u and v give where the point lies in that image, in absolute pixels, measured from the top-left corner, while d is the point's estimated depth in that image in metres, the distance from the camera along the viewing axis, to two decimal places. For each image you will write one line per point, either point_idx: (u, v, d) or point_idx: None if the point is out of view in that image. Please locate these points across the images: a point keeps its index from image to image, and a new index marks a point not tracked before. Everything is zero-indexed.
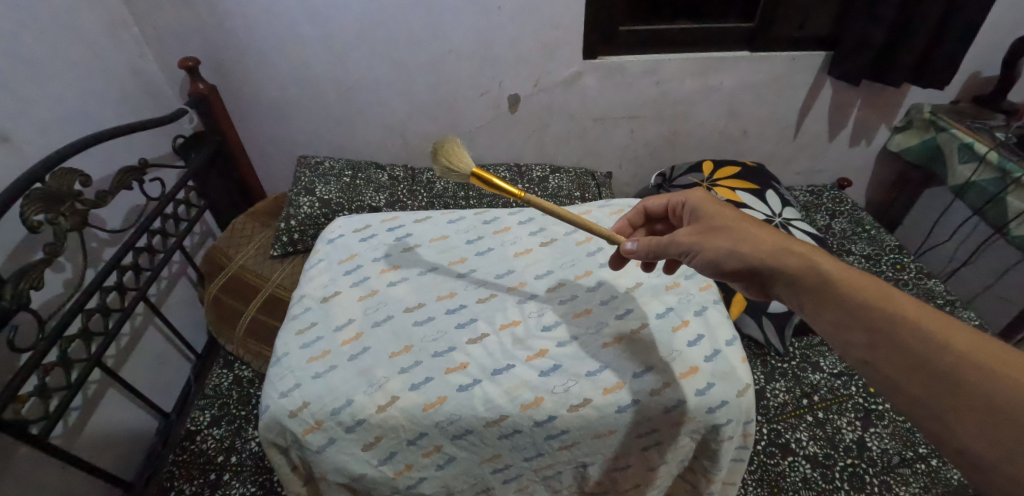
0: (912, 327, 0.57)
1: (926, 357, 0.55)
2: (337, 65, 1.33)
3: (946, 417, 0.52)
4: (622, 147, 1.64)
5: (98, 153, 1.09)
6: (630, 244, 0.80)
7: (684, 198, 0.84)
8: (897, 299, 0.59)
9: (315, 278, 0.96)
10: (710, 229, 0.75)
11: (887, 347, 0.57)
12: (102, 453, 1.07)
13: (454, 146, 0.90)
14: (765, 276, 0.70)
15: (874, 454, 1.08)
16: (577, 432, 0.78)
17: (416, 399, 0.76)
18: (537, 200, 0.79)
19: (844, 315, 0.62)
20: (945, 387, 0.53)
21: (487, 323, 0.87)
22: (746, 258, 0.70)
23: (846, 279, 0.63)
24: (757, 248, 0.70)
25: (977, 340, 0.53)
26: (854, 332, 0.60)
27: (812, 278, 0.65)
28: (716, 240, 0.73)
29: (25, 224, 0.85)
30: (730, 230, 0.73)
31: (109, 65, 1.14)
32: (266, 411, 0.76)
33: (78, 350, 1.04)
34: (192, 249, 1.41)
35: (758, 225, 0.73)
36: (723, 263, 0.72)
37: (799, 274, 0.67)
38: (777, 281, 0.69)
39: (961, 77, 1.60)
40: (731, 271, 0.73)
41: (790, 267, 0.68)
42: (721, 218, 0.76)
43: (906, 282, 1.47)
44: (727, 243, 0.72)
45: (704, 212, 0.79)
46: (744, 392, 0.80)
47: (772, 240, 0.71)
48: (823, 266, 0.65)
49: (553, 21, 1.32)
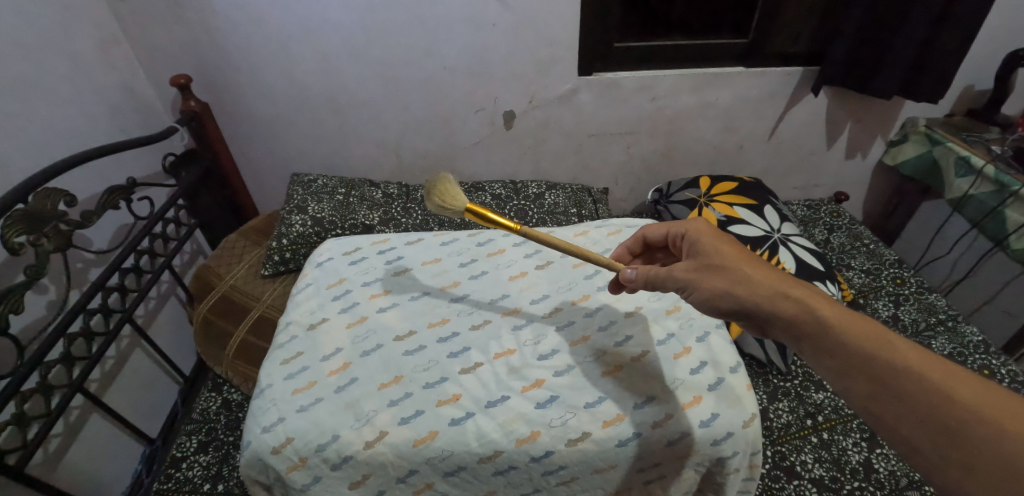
0: (915, 377, 0.55)
1: (929, 409, 0.53)
2: (330, 82, 1.32)
3: (949, 471, 0.51)
4: (619, 162, 1.63)
5: (85, 173, 1.06)
6: (629, 271, 0.78)
7: (685, 228, 0.80)
8: (900, 347, 0.57)
9: (302, 304, 0.93)
10: (707, 266, 0.72)
11: (890, 396, 0.55)
12: (84, 483, 1.03)
13: (448, 183, 0.88)
14: (763, 319, 0.67)
15: (881, 476, 1.05)
16: (577, 467, 0.74)
17: (406, 434, 0.73)
18: (535, 232, 0.77)
19: (844, 361, 0.59)
20: (951, 441, 0.51)
21: (481, 352, 0.84)
22: (742, 300, 0.68)
23: (846, 323, 0.61)
24: (753, 290, 0.68)
25: (982, 391, 0.52)
26: (854, 378, 0.58)
27: (811, 323, 0.63)
28: (714, 279, 0.71)
29: (5, 246, 0.82)
30: (726, 269, 0.71)
31: (100, 83, 1.13)
32: (247, 447, 0.73)
33: (60, 375, 1.00)
34: (181, 269, 1.38)
35: (757, 264, 0.70)
36: (721, 302, 0.70)
37: (797, 318, 0.64)
38: (774, 323, 0.67)
39: (955, 91, 1.60)
40: (728, 311, 0.70)
41: (783, 312, 0.65)
42: (720, 255, 0.73)
43: (906, 297, 1.45)
44: (724, 284, 0.70)
45: (703, 247, 0.76)
46: (749, 422, 0.77)
47: (768, 280, 0.68)
48: (821, 309, 0.63)
49: (549, 38, 1.32)
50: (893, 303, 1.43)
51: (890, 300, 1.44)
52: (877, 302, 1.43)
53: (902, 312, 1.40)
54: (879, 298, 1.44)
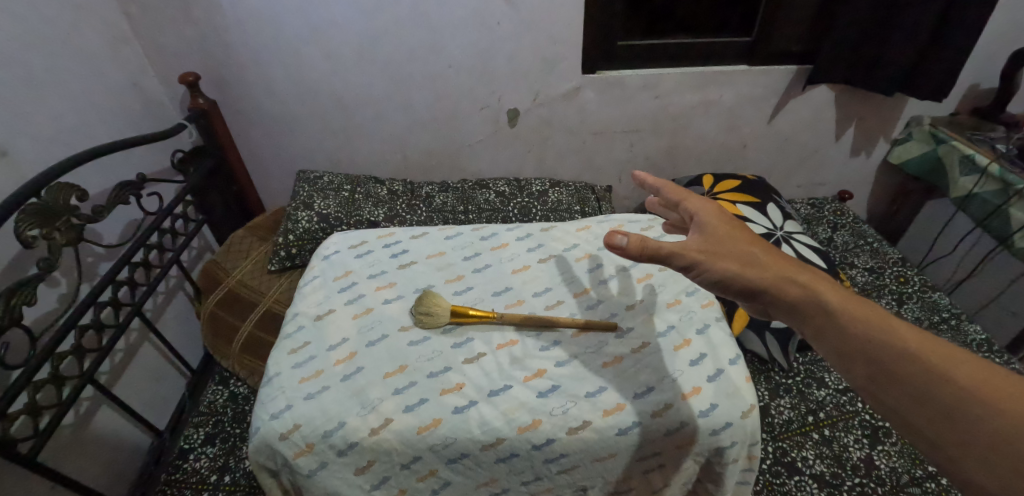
0: (914, 357, 0.55)
1: (928, 388, 0.53)
2: (336, 80, 1.34)
3: (948, 449, 0.51)
4: (622, 160, 1.63)
5: (96, 168, 1.08)
6: (620, 239, 0.70)
7: (690, 208, 0.78)
8: (900, 329, 0.58)
9: (308, 296, 0.94)
10: (715, 246, 0.72)
11: (887, 375, 0.56)
12: (94, 472, 1.05)
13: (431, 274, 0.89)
14: (767, 301, 0.68)
15: (883, 473, 1.05)
16: (578, 456, 0.75)
17: (410, 421, 0.74)
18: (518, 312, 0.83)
19: (844, 343, 0.60)
20: (949, 419, 0.51)
21: (484, 342, 0.86)
22: (748, 282, 0.69)
23: (847, 306, 0.62)
24: (759, 273, 0.69)
25: (980, 372, 0.52)
26: (853, 359, 0.59)
27: (813, 307, 0.64)
28: (722, 261, 0.71)
29: (19, 238, 0.84)
30: (733, 252, 0.71)
31: (110, 80, 1.15)
32: (256, 433, 0.75)
33: (71, 367, 1.02)
34: (189, 264, 1.40)
35: (764, 250, 0.72)
36: (729, 284, 0.70)
37: (801, 302, 0.65)
38: (778, 307, 0.67)
39: (959, 89, 1.60)
40: (734, 291, 0.70)
41: (787, 295, 0.66)
42: (729, 238, 0.73)
43: (909, 295, 1.45)
44: (734, 266, 0.70)
45: (711, 228, 0.75)
46: (748, 413, 0.78)
47: (774, 265, 0.69)
48: (823, 291, 0.64)
49: (553, 36, 1.32)
50: (896, 301, 1.43)
51: (893, 298, 1.44)
52: (879, 300, 1.43)
53: (904, 310, 1.40)
54: (882, 296, 1.44)
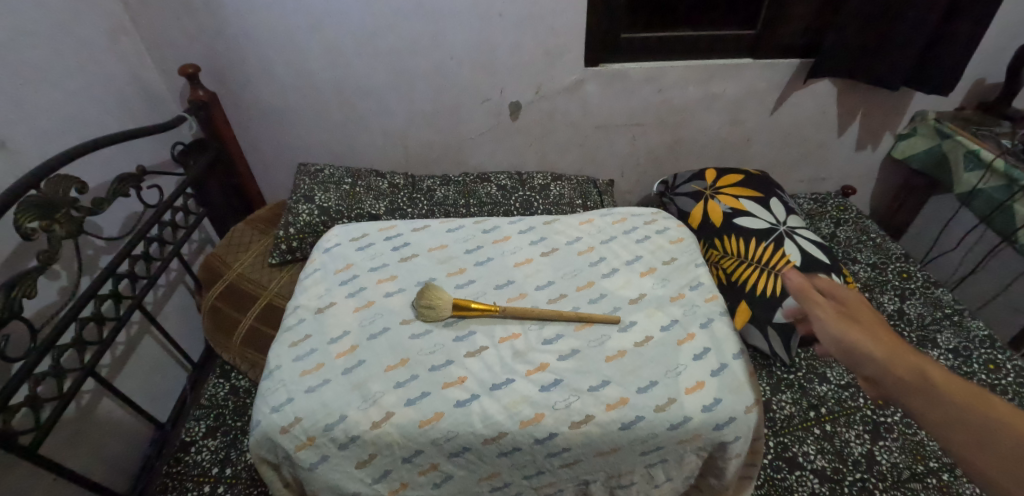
0: None
1: None
2: (337, 72, 1.32)
3: None
4: (625, 154, 1.62)
5: (95, 160, 1.07)
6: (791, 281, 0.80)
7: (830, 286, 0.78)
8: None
9: (310, 289, 0.94)
10: (846, 321, 0.71)
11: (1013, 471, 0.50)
12: (96, 465, 1.05)
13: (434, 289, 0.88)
14: (876, 372, 0.65)
15: (884, 468, 1.05)
16: (580, 450, 0.75)
17: (412, 414, 0.74)
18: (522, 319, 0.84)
19: (964, 427, 0.55)
20: None
21: (486, 336, 0.85)
22: (865, 355, 0.66)
23: (972, 395, 0.57)
24: (878, 348, 0.66)
25: None
26: (973, 447, 0.53)
27: (930, 389, 0.59)
28: (849, 331, 0.69)
29: (18, 231, 0.83)
30: (861, 327, 0.70)
31: (109, 71, 1.14)
32: (257, 426, 0.75)
33: (72, 359, 1.02)
34: (190, 257, 1.40)
35: (889, 333, 0.69)
36: (847, 354, 0.68)
37: (916, 381, 0.61)
38: (888, 381, 0.63)
39: (965, 84, 1.59)
40: (850, 362, 0.68)
41: (899, 371, 0.63)
42: (865, 317, 0.72)
43: (912, 291, 1.44)
44: (860, 339, 0.68)
45: (847, 305, 0.74)
46: (752, 407, 0.78)
47: (895, 345, 0.66)
48: (944, 377, 0.59)
49: (556, 28, 1.31)
50: (899, 297, 1.42)
51: (895, 294, 1.44)
52: (882, 296, 1.43)
53: (907, 305, 1.40)
54: (885, 291, 1.44)
